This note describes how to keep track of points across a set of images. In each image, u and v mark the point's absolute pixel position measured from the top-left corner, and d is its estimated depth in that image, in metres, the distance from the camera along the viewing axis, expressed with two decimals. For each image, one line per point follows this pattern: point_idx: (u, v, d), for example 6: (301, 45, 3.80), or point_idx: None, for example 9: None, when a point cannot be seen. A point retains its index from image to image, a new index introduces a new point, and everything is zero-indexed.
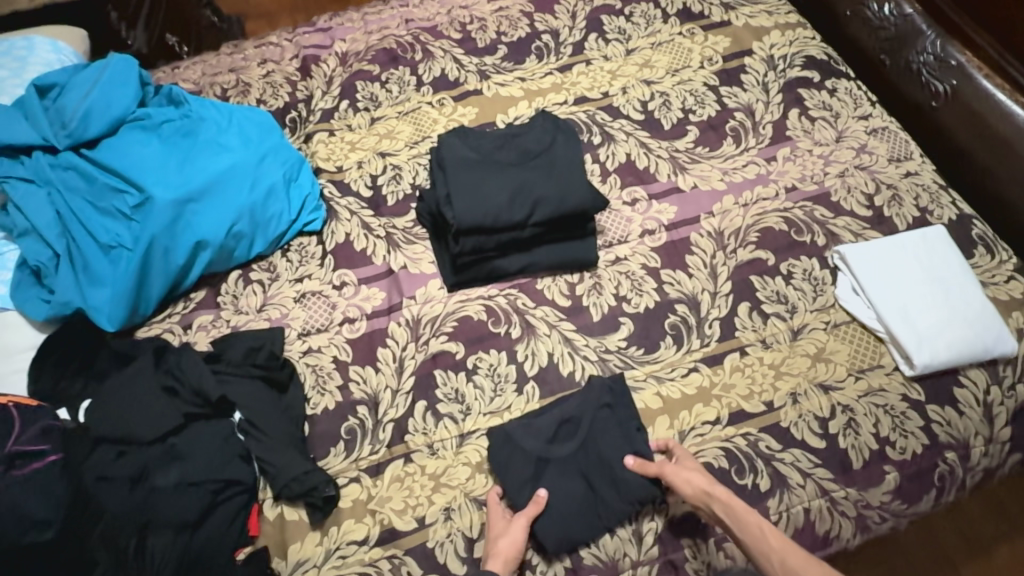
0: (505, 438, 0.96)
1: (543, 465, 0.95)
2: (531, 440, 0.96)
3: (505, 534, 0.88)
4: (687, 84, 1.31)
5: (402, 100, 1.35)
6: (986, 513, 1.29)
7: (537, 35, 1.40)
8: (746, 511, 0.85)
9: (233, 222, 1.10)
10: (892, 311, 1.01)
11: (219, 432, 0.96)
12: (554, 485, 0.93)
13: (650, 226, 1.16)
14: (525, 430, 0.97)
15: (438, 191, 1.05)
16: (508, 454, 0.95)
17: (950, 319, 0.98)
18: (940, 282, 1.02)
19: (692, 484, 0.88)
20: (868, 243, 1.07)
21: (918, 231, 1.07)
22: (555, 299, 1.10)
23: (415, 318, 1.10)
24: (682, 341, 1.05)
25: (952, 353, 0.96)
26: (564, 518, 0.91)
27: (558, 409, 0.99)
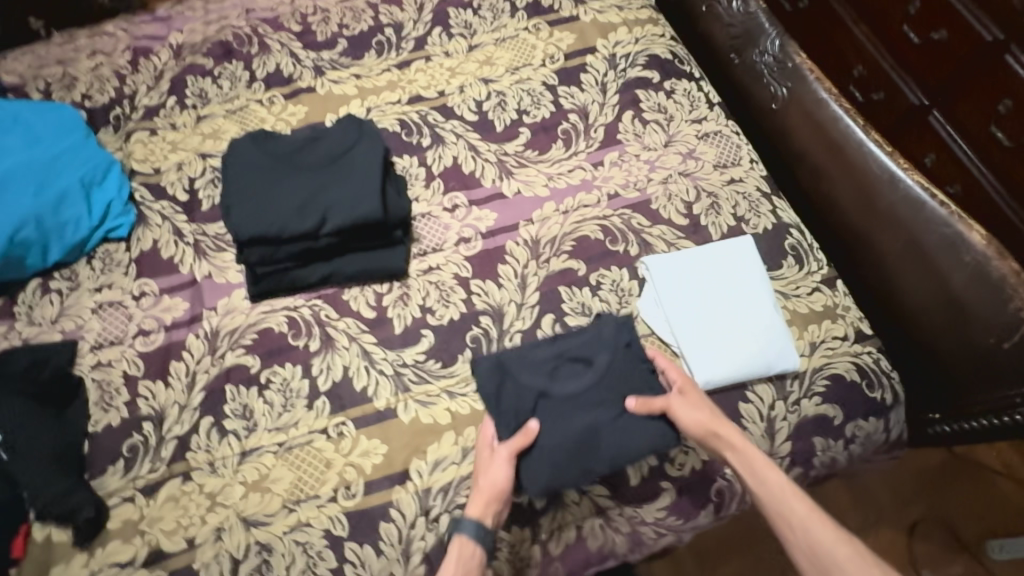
0: (500, 368, 0.98)
1: (548, 400, 0.95)
2: (531, 376, 0.97)
3: (485, 471, 0.90)
4: (526, 83, 1.26)
5: (232, 97, 1.29)
6: (852, 506, 1.45)
7: (379, 29, 1.34)
8: (763, 463, 0.88)
9: (16, 229, 1.06)
10: (683, 325, 1.02)
11: None
12: (551, 416, 0.94)
13: (466, 234, 1.13)
14: (524, 366, 0.98)
15: (224, 200, 1.00)
16: (508, 390, 0.97)
17: (735, 333, 1.00)
18: (736, 296, 1.03)
19: (700, 423, 0.90)
20: (672, 255, 1.06)
21: (724, 241, 1.08)
22: (360, 310, 1.07)
23: (214, 330, 1.06)
24: (481, 354, 1.03)
25: (734, 368, 0.97)
26: (562, 453, 0.91)
27: (558, 343, 1.00)
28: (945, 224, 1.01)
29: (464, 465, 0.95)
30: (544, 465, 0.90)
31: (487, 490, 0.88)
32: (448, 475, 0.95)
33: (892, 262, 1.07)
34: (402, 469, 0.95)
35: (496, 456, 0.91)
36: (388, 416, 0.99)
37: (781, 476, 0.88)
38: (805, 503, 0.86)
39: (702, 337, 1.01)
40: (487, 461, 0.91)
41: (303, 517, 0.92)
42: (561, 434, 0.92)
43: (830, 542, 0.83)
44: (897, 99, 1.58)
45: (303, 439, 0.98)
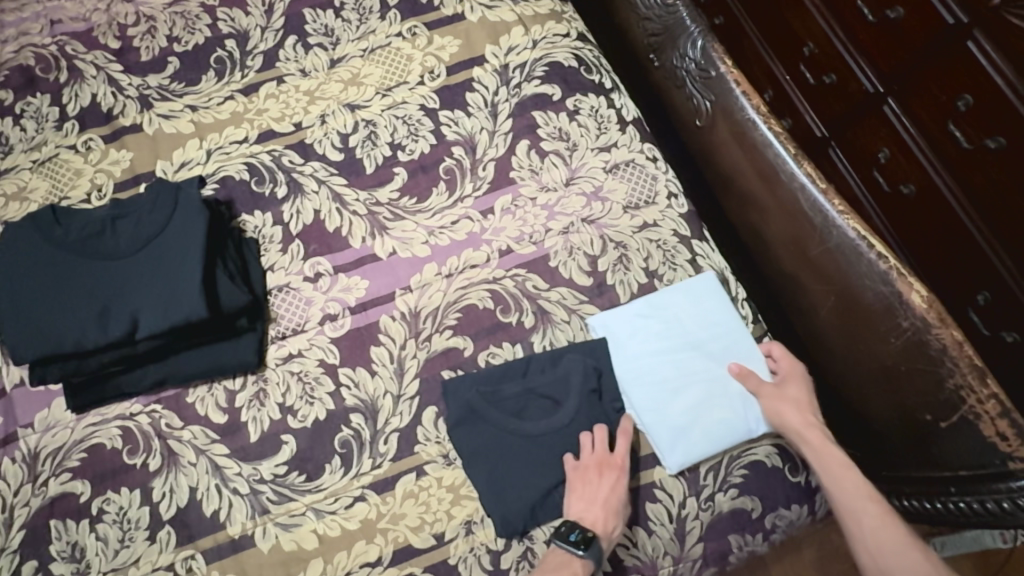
0: (467, 411, 0.88)
1: (506, 442, 0.87)
2: (497, 412, 0.88)
3: (621, 517, 0.82)
4: (401, 107, 1.04)
5: (39, 142, 1.04)
6: None
7: (219, 41, 1.08)
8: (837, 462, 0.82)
9: None
10: (648, 395, 0.89)
11: None
12: (514, 460, 0.86)
13: (332, 310, 0.95)
14: (490, 402, 0.88)
15: None
16: (471, 433, 0.88)
17: (708, 395, 0.89)
18: (702, 352, 0.91)
19: (795, 416, 0.86)
20: (624, 312, 0.92)
21: (684, 285, 0.93)
22: (208, 415, 0.91)
23: (32, 452, 0.89)
24: (351, 462, 0.88)
25: (709, 444, 0.86)
26: (518, 500, 0.84)
27: (525, 379, 0.90)
28: (883, 282, 0.84)
29: None
30: (500, 513, 0.84)
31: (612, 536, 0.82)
32: None
33: (823, 319, 0.93)
34: None
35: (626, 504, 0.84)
36: (244, 545, 0.85)
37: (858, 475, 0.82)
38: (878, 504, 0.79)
39: (667, 410, 0.88)
40: (622, 509, 0.83)
41: None
42: (519, 480, 0.85)
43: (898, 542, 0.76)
44: (850, 85, 1.37)
45: None
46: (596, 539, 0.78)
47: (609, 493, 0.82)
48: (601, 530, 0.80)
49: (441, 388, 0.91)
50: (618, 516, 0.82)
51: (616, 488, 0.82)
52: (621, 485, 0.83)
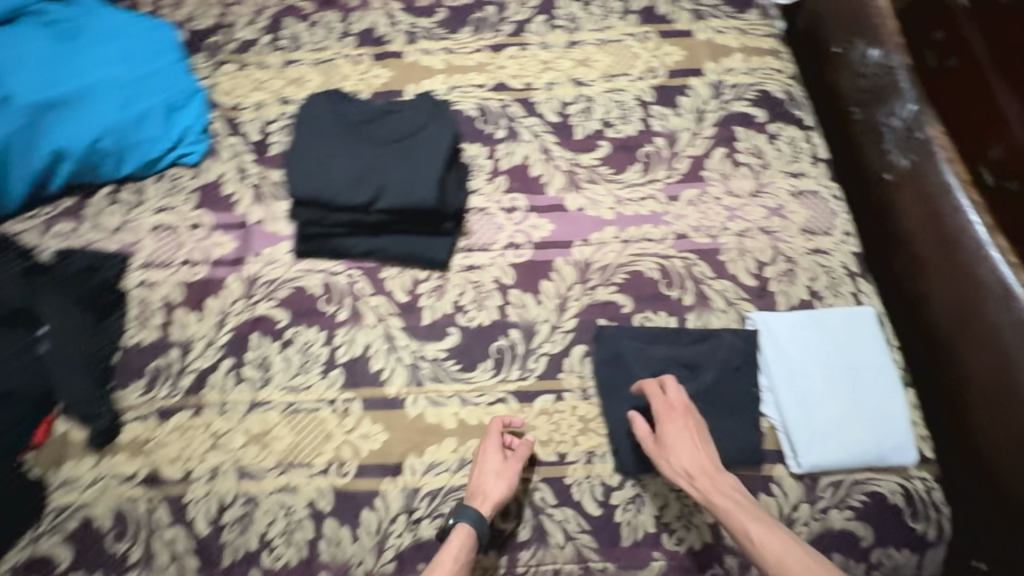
0: (613, 360, 0.97)
1: (642, 397, 0.94)
2: (641, 368, 0.96)
3: (498, 476, 0.88)
4: (619, 94, 1.18)
5: (323, 47, 1.28)
6: None
7: (481, 5, 1.29)
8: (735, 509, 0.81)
9: (98, 137, 1.10)
10: (794, 397, 0.92)
11: (20, 342, 0.96)
12: (647, 414, 0.93)
13: (517, 240, 1.08)
14: (636, 356, 0.96)
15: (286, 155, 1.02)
16: (612, 380, 0.96)
17: (850, 414, 0.91)
18: (853, 374, 0.94)
19: (688, 458, 0.85)
20: (789, 317, 0.97)
21: (846, 309, 0.98)
22: (394, 292, 1.06)
23: (253, 276, 1.08)
24: (502, 368, 0.99)
25: (840, 456, 0.89)
26: (648, 449, 0.91)
27: (672, 346, 0.97)
28: None
29: (459, 475, 0.93)
30: (623, 449, 0.92)
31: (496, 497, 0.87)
32: (440, 480, 0.93)
33: (974, 389, 0.94)
34: (396, 462, 0.94)
35: (508, 463, 0.90)
36: (396, 405, 0.97)
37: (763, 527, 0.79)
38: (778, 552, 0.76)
39: (810, 414, 0.91)
40: (495, 468, 0.89)
41: (291, 482, 0.94)
42: (648, 431, 0.92)
43: None
44: None
45: (310, 406, 0.98)
46: (464, 507, 0.86)
47: (484, 458, 0.90)
48: (476, 497, 0.87)
49: (595, 331, 1.00)
50: (490, 474, 0.89)
51: (486, 451, 0.91)
52: (490, 447, 0.91)
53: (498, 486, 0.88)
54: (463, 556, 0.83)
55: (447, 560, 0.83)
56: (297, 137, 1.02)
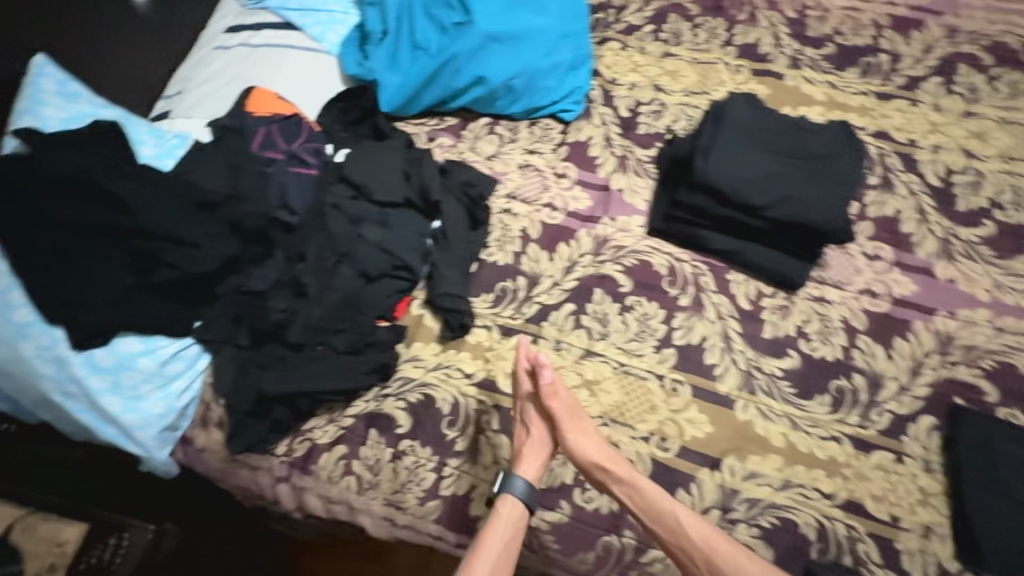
0: (979, 447, 0.91)
1: (1008, 497, 0.88)
2: (1009, 466, 0.90)
3: (541, 433, 0.95)
4: (1015, 178, 1.12)
5: (703, 49, 1.33)
6: None
7: (874, 50, 1.27)
8: (649, 495, 0.88)
9: (513, 76, 1.20)
10: None
11: (418, 229, 1.09)
12: (1012, 516, 0.86)
13: (876, 288, 1.06)
14: (1006, 452, 0.91)
15: (698, 138, 1.07)
16: (974, 467, 0.90)
17: None
18: None
19: (593, 447, 0.92)
20: None
21: None
22: (737, 297, 1.07)
23: (604, 238, 1.15)
24: (840, 408, 0.98)
25: None
26: (1009, 552, 0.85)
27: None
28: None
29: (780, 494, 0.92)
30: (978, 542, 0.86)
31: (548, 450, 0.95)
32: (761, 492, 0.93)
33: None
34: (717, 457, 0.95)
35: (545, 413, 0.96)
36: (725, 403, 0.99)
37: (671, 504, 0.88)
38: (705, 531, 0.86)
39: None
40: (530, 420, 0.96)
41: (612, 436, 0.98)
42: (1012, 534, 0.85)
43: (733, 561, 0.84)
44: None
45: (640, 373, 1.03)
46: (514, 476, 0.91)
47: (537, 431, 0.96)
48: (527, 458, 0.94)
49: (953, 409, 0.95)
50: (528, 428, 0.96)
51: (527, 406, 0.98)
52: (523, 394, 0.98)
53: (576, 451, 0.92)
54: (519, 519, 0.90)
55: (502, 528, 0.89)
56: (715, 125, 1.06)
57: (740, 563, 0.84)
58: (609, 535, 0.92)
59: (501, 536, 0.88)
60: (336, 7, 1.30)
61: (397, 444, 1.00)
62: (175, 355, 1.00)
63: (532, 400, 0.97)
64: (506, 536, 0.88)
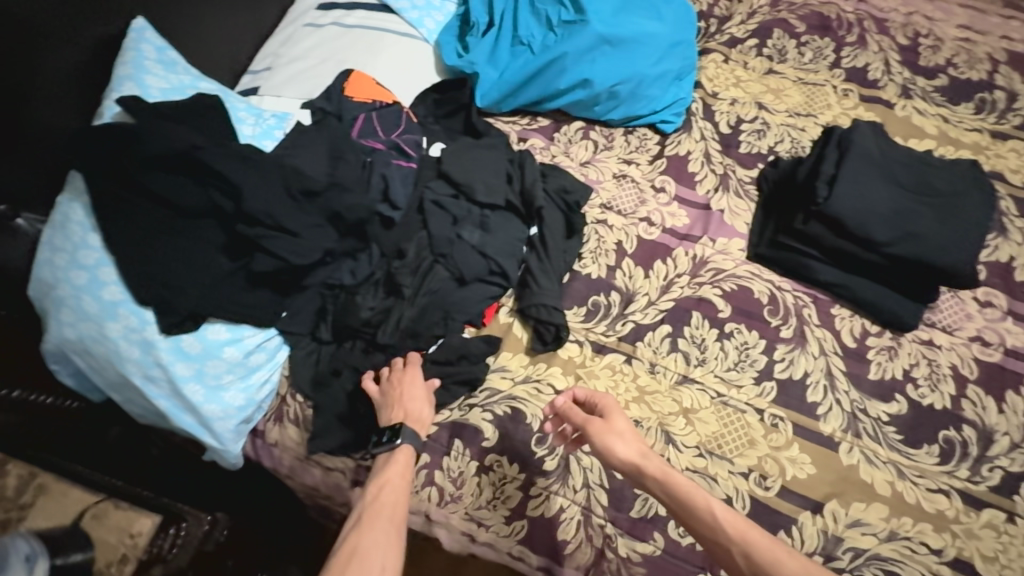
0: None
1: None
2: None
3: (415, 399, 0.93)
4: None
5: (809, 70, 1.28)
6: None
7: (990, 87, 1.23)
8: (685, 492, 0.80)
9: (620, 82, 1.15)
10: None
11: (517, 234, 1.05)
12: None
13: (987, 337, 1.02)
14: None
15: (823, 166, 1.03)
16: None
17: None
18: None
19: (624, 445, 0.85)
20: None
21: None
22: (842, 333, 1.03)
23: (703, 259, 1.10)
24: (949, 460, 0.94)
25: None
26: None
27: None
28: None
29: (885, 546, 0.88)
30: None
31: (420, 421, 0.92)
32: (865, 541, 0.89)
33: None
34: (819, 501, 0.91)
35: (427, 390, 0.95)
36: (829, 445, 0.95)
37: (705, 497, 0.79)
38: (735, 524, 0.76)
39: None
40: (420, 394, 0.94)
41: (710, 469, 0.94)
42: None
43: (769, 556, 0.74)
44: None
45: (739, 405, 0.98)
46: (404, 427, 0.89)
47: (406, 386, 0.93)
48: (407, 420, 0.91)
49: None
50: (415, 399, 0.93)
51: (412, 379, 0.94)
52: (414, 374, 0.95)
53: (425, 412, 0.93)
54: (409, 466, 0.89)
55: (396, 473, 0.87)
56: (841, 155, 1.03)
57: (778, 560, 0.73)
58: (704, 572, 0.88)
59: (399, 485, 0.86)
60: None
61: (482, 458, 0.96)
62: (259, 346, 0.96)
63: (405, 366, 0.96)
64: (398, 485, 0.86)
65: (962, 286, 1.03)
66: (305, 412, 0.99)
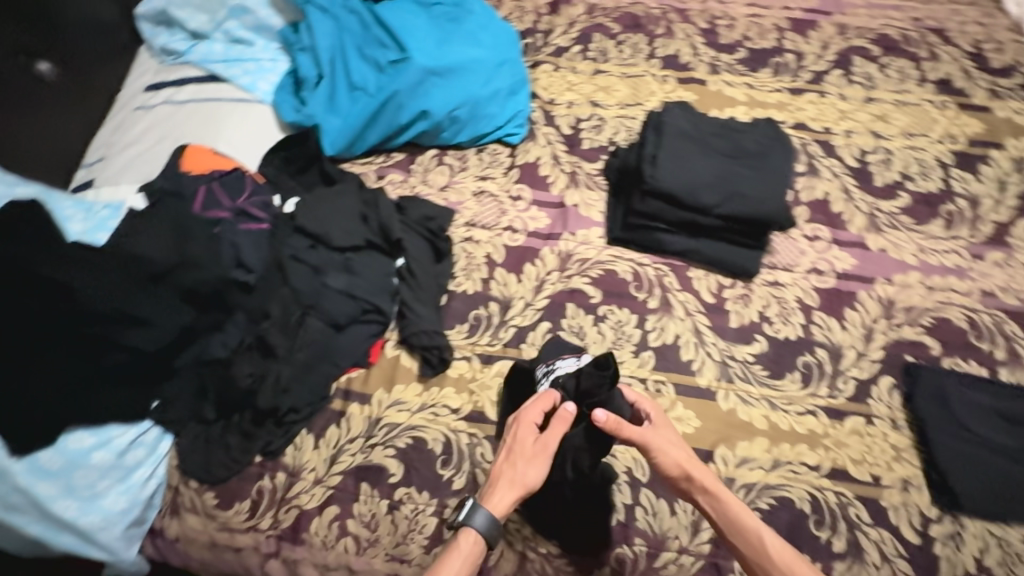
0: (940, 398, 0.98)
1: (972, 439, 0.95)
2: (965, 412, 0.97)
3: (525, 459, 0.84)
4: (918, 151, 1.25)
5: (630, 64, 1.40)
6: None
7: (781, 52, 1.40)
8: (736, 511, 0.84)
9: (456, 107, 1.22)
10: None
11: (384, 269, 1.08)
12: (977, 456, 0.93)
13: (821, 267, 1.14)
14: (960, 399, 0.98)
15: (647, 148, 1.12)
16: (938, 416, 0.97)
17: None
18: None
19: (673, 456, 0.87)
20: None
21: None
22: (700, 292, 1.12)
23: (568, 253, 1.17)
24: (809, 382, 1.04)
25: None
26: (980, 489, 0.92)
27: (996, 397, 0.99)
28: None
29: (772, 474, 0.96)
30: (953, 486, 0.92)
31: (524, 488, 0.83)
32: (754, 476, 0.96)
33: None
34: (708, 449, 0.98)
35: (544, 447, 0.85)
36: (708, 396, 1.03)
37: (756, 519, 0.83)
38: (783, 549, 0.80)
39: None
40: (528, 451, 0.85)
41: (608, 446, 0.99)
42: (979, 473, 0.92)
43: None
44: None
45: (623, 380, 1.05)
46: (476, 505, 0.82)
47: (519, 442, 0.85)
48: (498, 485, 0.84)
49: (905, 367, 1.04)
50: (521, 457, 0.85)
51: (522, 430, 0.86)
52: (526, 424, 0.86)
53: (531, 477, 0.83)
54: (472, 556, 0.81)
55: (456, 561, 0.80)
56: (660, 135, 1.12)
57: None
58: (620, 546, 0.92)
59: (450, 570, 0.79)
60: (263, 54, 1.27)
61: (392, 494, 0.96)
62: (134, 442, 0.93)
63: (519, 421, 0.87)
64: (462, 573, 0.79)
65: (791, 227, 1.15)
66: (203, 497, 0.96)
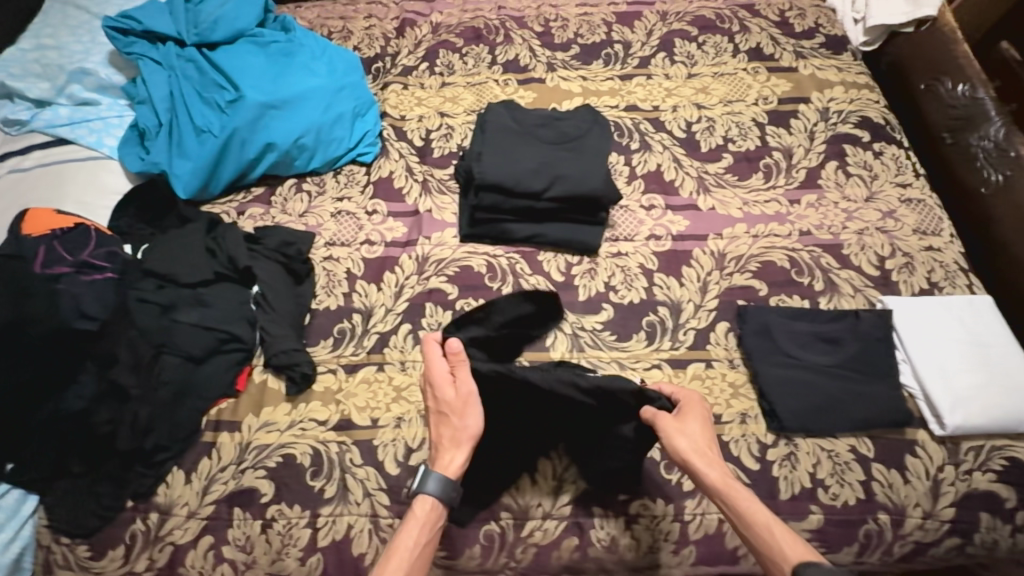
0: (764, 331, 1.07)
1: (794, 365, 1.04)
2: (787, 342, 1.06)
3: (455, 412, 0.91)
4: (736, 116, 1.36)
5: (474, 73, 1.49)
6: None
7: (610, 43, 1.51)
8: (749, 504, 0.84)
9: (301, 134, 1.28)
10: (931, 371, 1.02)
11: (238, 297, 1.12)
12: (798, 378, 1.02)
13: (658, 232, 1.23)
14: (783, 330, 1.07)
15: (476, 147, 1.20)
16: (764, 349, 1.06)
17: (987, 383, 1.01)
18: (985, 349, 1.05)
19: (691, 444, 0.89)
20: (916, 300, 1.09)
21: (965, 296, 1.10)
22: (551, 273, 1.19)
23: (425, 256, 1.22)
24: (654, 339, 1.11)
25: (987, 416, 0.98)
26: (804, 408, 1.00)
27: (814, 324, 1.08)
28: None
29: None
30: (781, 411, 1.00)
31: (468, 438, 0.90)
32: None
33: None
34: None
35: (464, 394, 0.91)
36: None
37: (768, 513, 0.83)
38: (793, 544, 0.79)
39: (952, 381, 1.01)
40: (452, 404, 0.92)
41: None
42: (803, 394, 1.01)
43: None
44: None
45: None
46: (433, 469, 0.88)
47: (439, 397, 0.92)
48: (448, 445, 0.90)
49: (736, 310, 1.12)
50: (452, 413, 0.91)
51: (439, 387, 0.92)
52: (439, 381, 0.93)
53: (471, 426, 0.90)
54: (432, 520, 0.86)
55: (416, 527, 0.85)
56: (487, 134, 1.21)
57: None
58: (488, 523, 0.96)
59: (413, 533, 0.84)
60: (108, 112, 1.31)
61: (265, 513, 0.98)
62: None
63: (430, 381, 0.93)
64: (420, 537, 0.84)
65: (626, 200, 1.24)
66: (75, 550, 0.96)
